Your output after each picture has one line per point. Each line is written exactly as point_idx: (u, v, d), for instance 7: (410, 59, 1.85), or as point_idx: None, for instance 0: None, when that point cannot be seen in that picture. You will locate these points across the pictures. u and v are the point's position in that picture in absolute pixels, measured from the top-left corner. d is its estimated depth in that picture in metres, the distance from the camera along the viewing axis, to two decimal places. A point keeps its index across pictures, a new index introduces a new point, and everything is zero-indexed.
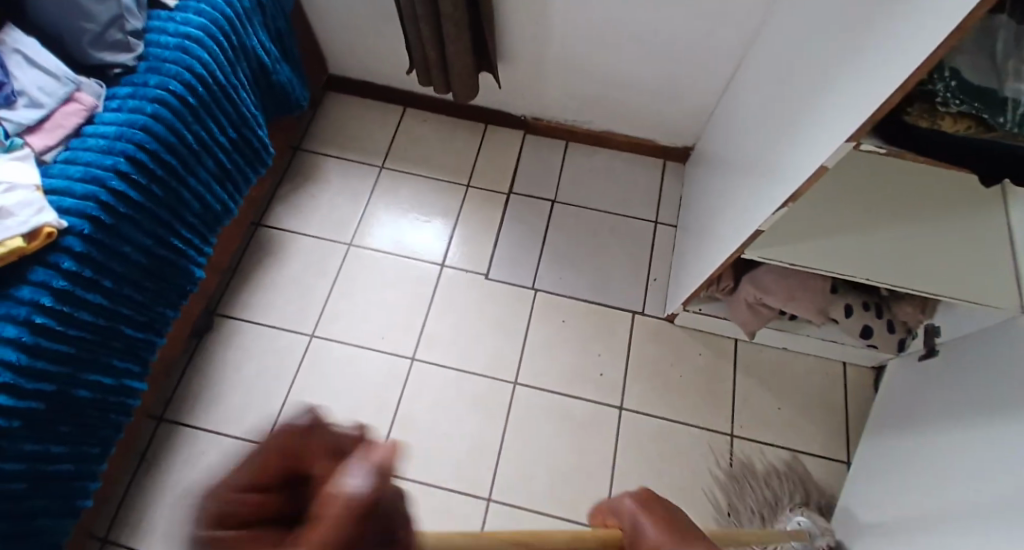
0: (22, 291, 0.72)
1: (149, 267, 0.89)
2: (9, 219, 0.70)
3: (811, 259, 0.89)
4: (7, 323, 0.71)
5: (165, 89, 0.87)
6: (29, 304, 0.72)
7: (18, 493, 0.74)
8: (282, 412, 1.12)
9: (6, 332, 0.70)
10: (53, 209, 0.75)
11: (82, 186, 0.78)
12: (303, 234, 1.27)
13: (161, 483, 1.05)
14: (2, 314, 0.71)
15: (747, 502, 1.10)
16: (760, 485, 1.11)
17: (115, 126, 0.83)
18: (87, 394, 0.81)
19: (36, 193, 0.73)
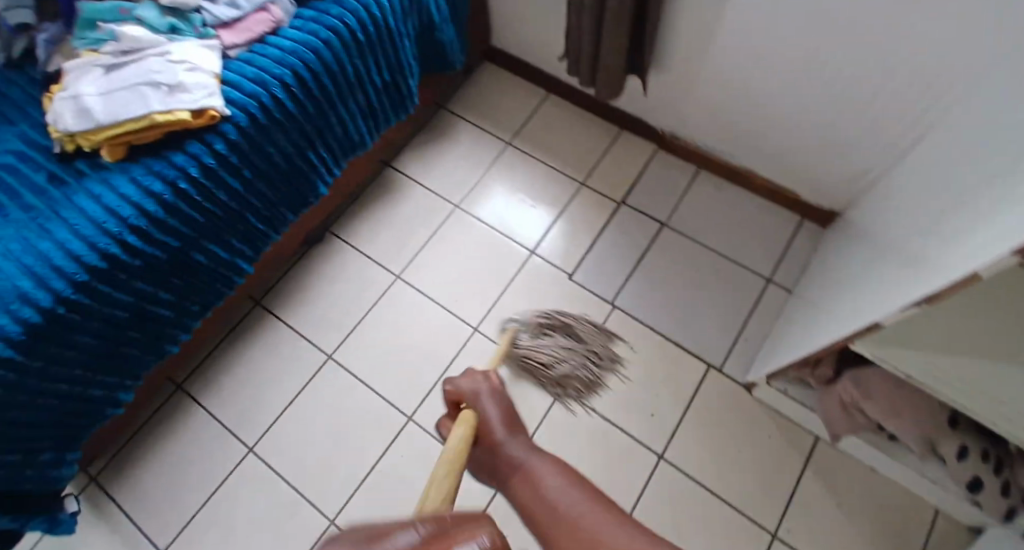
0: (176, 157, 0.86)
1: (282, 173, 1.00)
2: (184, 94, 0.84)
3: (937, 377, 0.74)
4: (157, 179, 0.84)
5: (342, 21, 0.97)
6: (178, 169, 0.86)
7: (123, 321, 0.88)
8: (350, 333, 1.22)
9: (153, 187, 0.84)
10: (221, 97, 0.87)
11: (250, 85, 0.90)
12: (421, 184, 1.36)
13: (237, 356, 1.21)
14: (156, 171, 0.85)
15: (566, 362, 1.11)
16: (563, 359, 1.11)
17: (292, 42, 0.94)
18: (202, 259, 0.94)
19: (211, 79, 0.87)
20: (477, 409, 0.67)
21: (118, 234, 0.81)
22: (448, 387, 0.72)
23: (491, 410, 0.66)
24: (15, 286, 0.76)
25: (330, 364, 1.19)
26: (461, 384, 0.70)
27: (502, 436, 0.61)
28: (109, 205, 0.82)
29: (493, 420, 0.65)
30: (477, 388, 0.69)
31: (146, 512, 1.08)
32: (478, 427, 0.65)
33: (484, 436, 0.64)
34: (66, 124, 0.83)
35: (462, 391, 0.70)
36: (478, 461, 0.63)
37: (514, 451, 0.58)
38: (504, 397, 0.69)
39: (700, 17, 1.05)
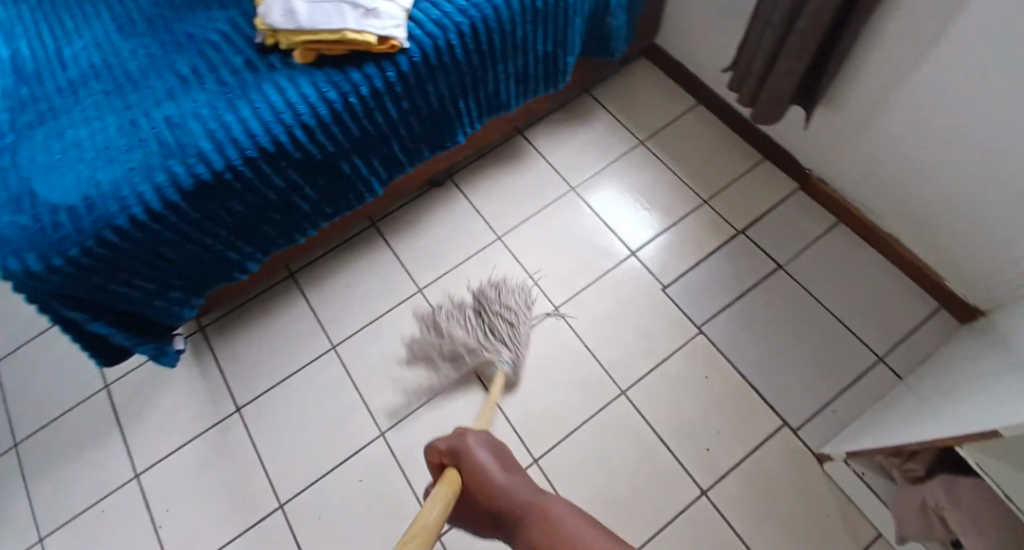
0: (354, 74, 0.94)
1: (434, 112, 1.06)
2: (375, 20, 0.91)
3: None
4: (333, 88, 0.93)
5: None
6: (353, 85, 0.94)
7: (271, 203, 0.99)
8: (443, 276, 1.31)
9: (329, 94, 0.93)
10: (404, 31, 0.94)
11: (431, 26, 0.96)
12: (544, 158, 1.40)
13: (345, 266, 1.34)
14: (334, 81, 0.93)
15: (504, 326, 1.23)
16: (502, 324, 1.23)
17: None
18: (347, 169, 1.04)
19: (401, 12, 0.93)
20: (462, 460, 0.65)
21: (291, 126, 0.91)
22: (429, 450, 0.69)
23: (478, 457, 0.64)
24: (202, 147, 0.88)
25: (419, 297, 1.29)
26: (443, 441, 0.68)
27: (496, 477, 0.62)
28: (290, 99, 0.91)
29: (479, 467, 0.63)
30: (453, 439, 0.68)
31: (237, 371, 1.21)
32: (463, 483, 0.63)
33: (479, 488, 0.62)
34: (273, 19, 0.92)
35: (440, 450, 0.67)
36: (474, 510, 0.63)
37: (511, 494, 0.58)
38: (488, 436, 0.68)
39: (890, 64, 0.97)
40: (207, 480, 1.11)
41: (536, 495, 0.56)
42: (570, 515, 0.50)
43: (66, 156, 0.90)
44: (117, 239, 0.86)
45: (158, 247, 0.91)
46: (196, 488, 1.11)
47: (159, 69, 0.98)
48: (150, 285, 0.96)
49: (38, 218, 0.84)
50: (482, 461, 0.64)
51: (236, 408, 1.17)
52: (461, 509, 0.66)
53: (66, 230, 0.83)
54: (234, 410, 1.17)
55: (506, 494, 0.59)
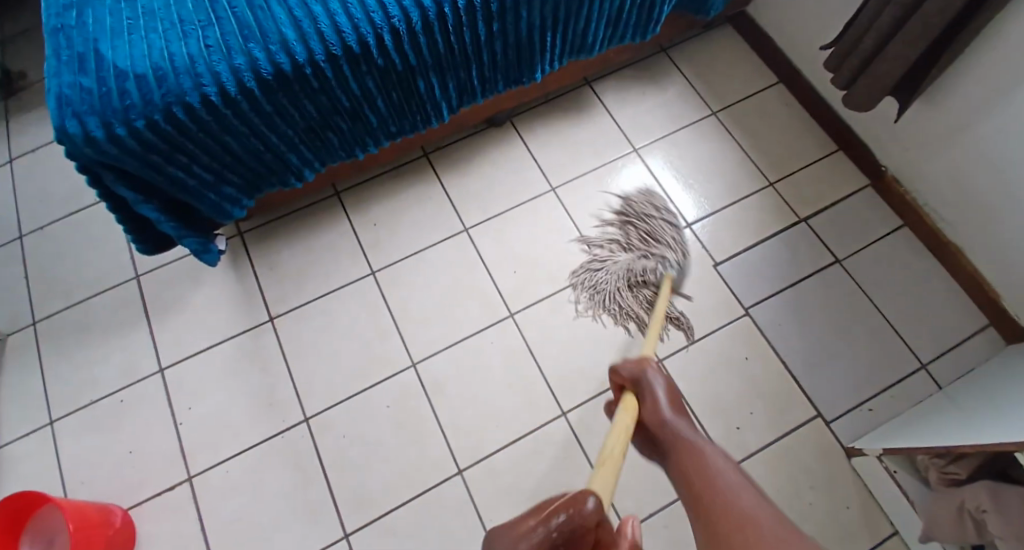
0: None
1: (520, 42, 1.00)
2: None
3: None
4: None
5: None
6: None
7: (342, 109, 0.94)
8: (491, 219, 1.28)
9: (423, 0, 0.84)
10: None
11: None
12: (611, 115, 1.35)
13: (393, 193, 1.30)
14: None
15: (632, 262, 1.14)
16: (630, 275, 1.14)
17: None
18: (422, 86, 0.98)
19: None
20: (643, 396, 0.65)
21: (379, 28, 0.84)
22: (613, 371, 0.70)
23: (657, 394, 0.65)
24: (284, 34, 0.81)
25: (464, 236, 1.26)
26: (626, 366, 0.69)
27: (667, 415, 0.62)
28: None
29: (661, 402, 0.64)
30: (629, 372, 0.68)
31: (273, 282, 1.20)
32: (641, 413, 0.65)
33: (647, 422, 0.64)
34: None
35: (620, 374, 0.68)
36: (649, 441, 0.65)
37: (682, 436, 0.59)
38: (667, 380, 0.67)
39: (1002, 66, 0.92)
40: (236, 382, 1.12)
41: (700, 440, 0.57)
42: (727, 468, 0.51)
43: (141, 22, 0.84)
44: (183, 117, 0.80)
45: (222, 135, 0.86)
46: (223, 387, 1.12)
47: None
48: (208, 175, 0.91)
49: (105, 83, 0.78)
50: (660, 401, 0.64)
51: (269, 317, 1.17)
52: (635, 436, 0.68)
53: (132, 99, 0.77)
54: (267, 319, 1.17)
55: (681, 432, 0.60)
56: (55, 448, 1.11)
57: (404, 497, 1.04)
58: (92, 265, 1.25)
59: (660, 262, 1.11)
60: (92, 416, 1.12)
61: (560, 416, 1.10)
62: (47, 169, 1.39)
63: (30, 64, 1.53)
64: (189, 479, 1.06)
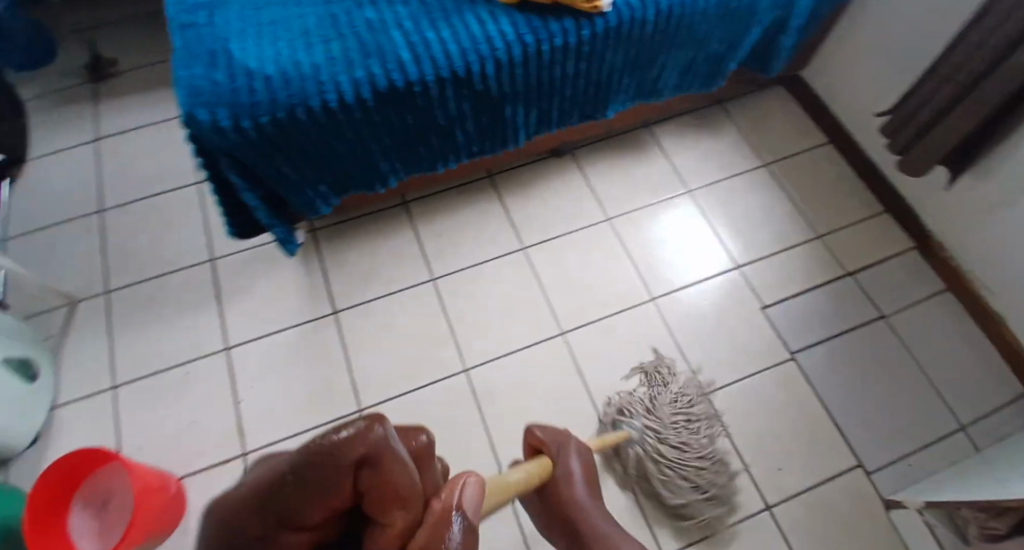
0: (554, 25, 0.94)
1: (601, 82, 1.08)
2: None
3: None
4: (531, 33, 0.93)
5: None
6: (550, 34, 0.94)
7: (436, 127, 1.01)
8: (548, 242, 1.34)
9: (527, 38, 0.93)
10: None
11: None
12: (668, 157, 1.43)
13: (457, 209, 1.38)
14: (533, 26, 0.93)
15: (682, 463, 1.04)
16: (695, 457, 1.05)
17: None
18: (508, 113, 1.05)
19: None
20: (559, 465, 0.74)
21: (484, 58, 0.92)
22: (533, 429, 0.79)
23: (570, 466, 0.74)
24: (401, 56, 0.89)
25: (521, 256, 1.32)
26: (547, 432, 0.78)
27: (580, 493, 0.72)
28: (490, 33, 0.92)
29: (571, 477, 0.73)
30: (553, 440, 0.77)
31: (339, 280, 1.29)
32: (553, 472, 0.74)
33: (559, 487, 0.73)
34: None
35: (539, 437, 0.78)
36: (551, 505, 0.74)
37: (599, 526, 0.69)
38: (584, 452, 0.78)
39: None
40: (295, 370, 1.19)
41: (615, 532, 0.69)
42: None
43: (269, 30, 0.93)
44: (302, 118, 0.88)
45: (329, 139, 0.94)
46: (283, 372, 1.18)
47: None
48: (307, 172, 0.99)
49: (234, 80, 0.86)
50: (576, 478, 0.73)
51: (332, 311, 1.25)
52: (538, 498, 0.78)
53: (260, 97, 0.85)
54: (330, 312, 1.25)
55: (588, 516, 0.70)
56: (114, 414, 1.16)
57: None
58: (167, 246, 1.33)
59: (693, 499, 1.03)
60: (155, 387, 1.18)
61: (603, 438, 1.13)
62: (128, 151, 1.47)
63: (120, 53, 1.63)
64: (244, 456, 1.11)
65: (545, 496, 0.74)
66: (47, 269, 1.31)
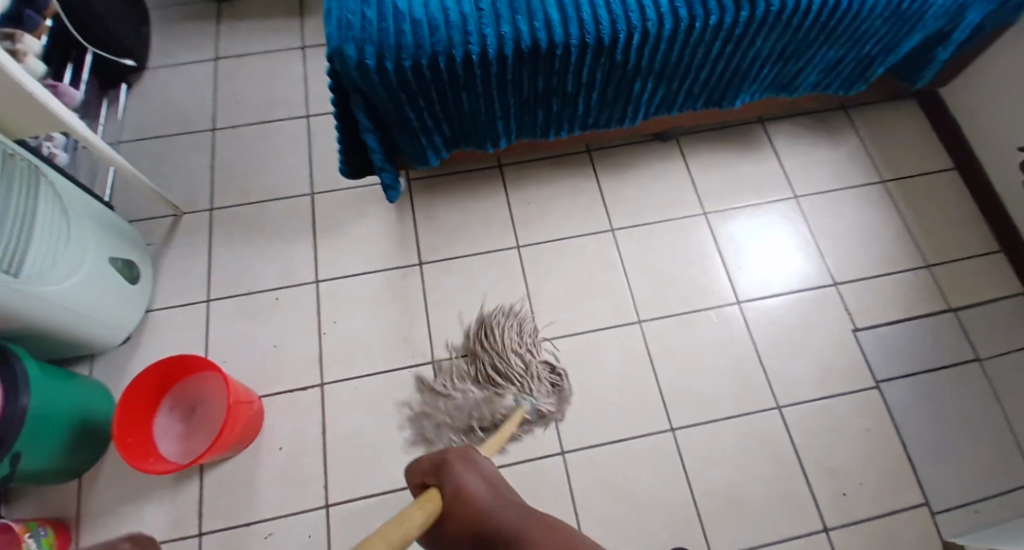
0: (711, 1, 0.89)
1: (738, 69, 1.03)
2: None
3: None
4: (685, 8, 0.89)
5: None
6: (704, 11, 0.89)
7: (563, 92, 0.99)
8: (639, 226, 1.30)
9: (681, 11, 0.89)
10: None
11: None
12: (778, 158, 1.37)
13: (552, 178, 1.36)
14: (689, 1, 0.89)
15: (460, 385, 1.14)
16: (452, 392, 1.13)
17: None
18: (637, 88, 1.02)
19: None
20: (449, 487, 0.58)
21: (633, 28, 0.88)
22: (411, 469, 0.64)
23: (466, 479, 0.59)
24: (549, 14, 0.87)
25: (609, 236, 1.30)
26: (427, 458, 0.63)
27: (485, 499, 0.56)
28: (643, 2, 0.88)
29: (468, 494, 0.57)
30: (436, 464, 0.62)
31: (429, 233, 1.30)
32: (445, 500, 0.58)
33: (464, 508, 0.56)
34: None
35: (423, 467, 0.62)
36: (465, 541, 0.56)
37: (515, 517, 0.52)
38: (477, 463, 0.62)
39: None
40: (379, 314, 1.22)
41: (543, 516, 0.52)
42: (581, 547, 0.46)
43: None
44: (442, 66, 0.88)
45: (461, 89, 0.93)
46: (368, 313, 1.22)
47: None
48: (429, 120, 0.99)
49: (383, 19, 0.86)
50: (472, 491, 0.57)
51: (419, 262, 1.27)
52: (447, 545, 0.58)
53: (407, 40, 0.84)
54: (416, 263, 1.27)
55: (498, 517, 0.54)
56: (206, 325, 1.22)
57: (502, 462, 1.09)
58: (270, 175, 1.37)
59: (515, 402, 1.12)
60: (246, 307, 1.23)
61: (669, 432, 1.12)
62: (243, 76, 1.51)
63: None
64: (321, 386, 1.16)
65: (461, 536, 0.56)
66: (158, 179, 1.37)
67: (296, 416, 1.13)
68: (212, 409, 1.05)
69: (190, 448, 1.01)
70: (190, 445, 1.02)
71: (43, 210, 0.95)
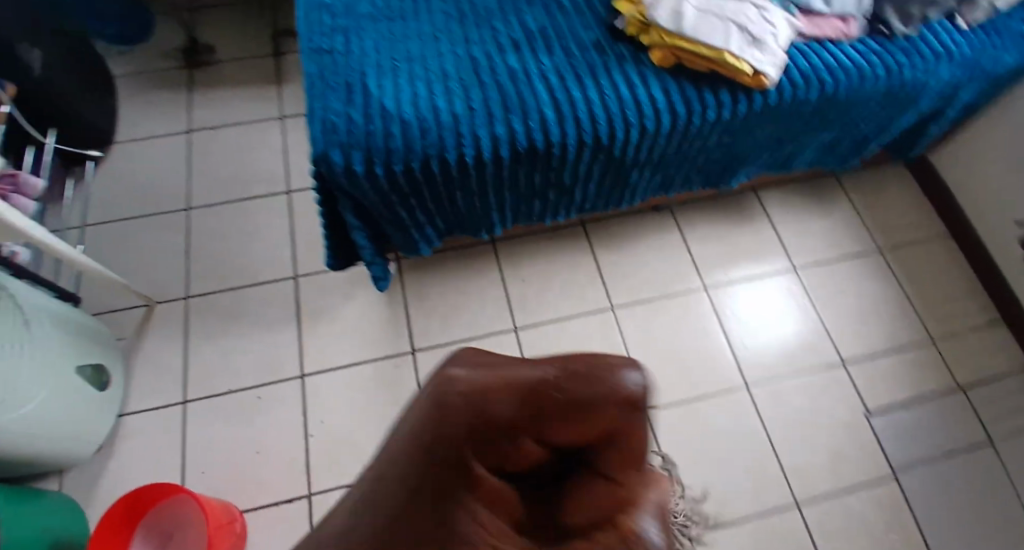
0: (710, 96, 0.86)
1: (737, 155, 1.01)
2: (759, 51, 0.84)
3: None
4: (683, 103, 0.86)
5: (902, 72, 0.91)
6: (703, 106, 0.86)
7: (560, 184, 0.95)
8: (639, 303, 1.26)
9: (679, 107, 0.86)
10: (778, 73, 0.86)
11: (800, 74, 0.88)
12: (774, 226, 1.34)
13: (546, 255, 1.31)
14: (687, 96, 0.86)
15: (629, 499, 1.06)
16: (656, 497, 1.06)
17: (851, 61, 0.91)
18: (634, 177, 0.98)
19: (781, 53, 0.85)
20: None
21: (630, 125, 0.85)
22: None
23: None
24: (544, 114, 0.83)
25: (608, 316, 1.25)
26: None
27: None
28: (639, 98, 0.85)
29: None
30: None
31: (420, 318, 1.24)
32: None
33: None
34: (657, 13, 0.85)
35: None
36: None
37: None
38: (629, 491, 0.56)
39: None
40: (371, 410, 1.15)
41: None
42: None
43: (405, 65, 0.86)
44: (434, 168, 0.82)
45: (453, 188, 0.88)
46: (359, 410, 1.15)
47: (507, 14, 0.94)
48: (420, 217, 0.94)
49: (370, 121, 0.80)
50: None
51: (410, 349, 1.21)
52: None
53: (397, 144, 0.79)
54: (408, 350, 1.21)
55: None
56: (184, 429, 1.13)
57: None
58: (251, 258, 1.30)
59: None
60: (227, 407, 1.15)
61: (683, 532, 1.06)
62: (219, 149, 1.44)
63: (218, 41, 1.60)
64: (309, 496, 1.08)
65: None
66: (131, 266, 1.29)
67: (285, 532, 1.05)
68: (188, 536, 0.96)
69: None
70: None
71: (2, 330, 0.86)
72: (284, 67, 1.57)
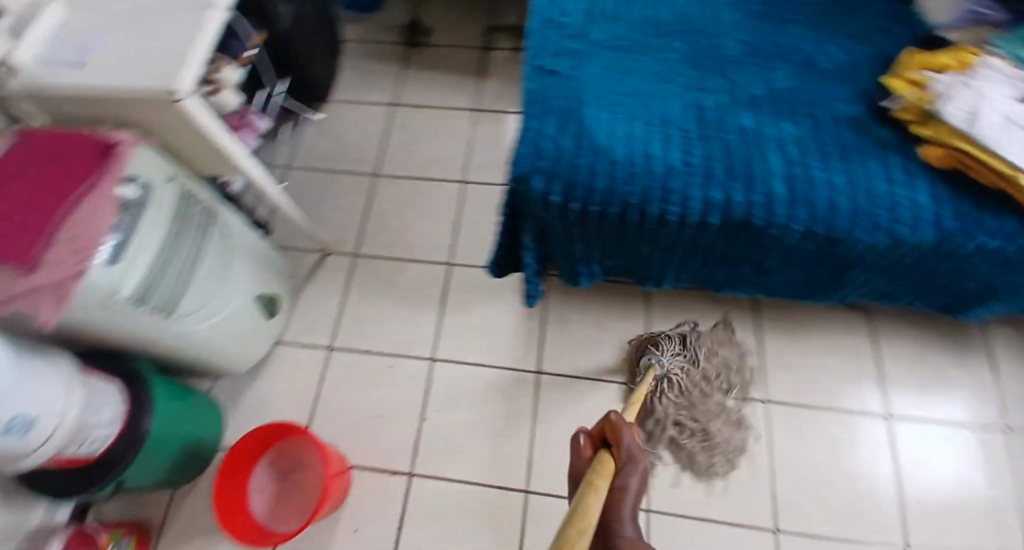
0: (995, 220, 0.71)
1: (993, 287, 0.82)
2: None
3: None
4: (954, 218, 0.71)
5: None
6: (979, 230, 0.71)
7: (760, 263, 0.84)
8: (797, 409, 1.10)
9: (947, 222, 0.71)
10: None
11: None
12: (994, 370, 1.11)
13: (707, 325, 1.19)
14: (962, 212, 0.71)
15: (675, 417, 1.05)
16: (701, 414, 1.06)
17: None
18: (851, 279, 0.84)
19: None
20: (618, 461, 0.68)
21: (874, 227, 0.72)
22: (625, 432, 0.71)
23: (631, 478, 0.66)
24: (773, 190, 0.73)
25: (758, 411, 1.11)
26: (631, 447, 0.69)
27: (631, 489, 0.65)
28: (895, 199, 0.72)
29: (619, 493, 0.65)
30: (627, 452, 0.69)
31: (556, 342, 1.21)
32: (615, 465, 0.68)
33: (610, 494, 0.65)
34: (947, 107, 0.70)
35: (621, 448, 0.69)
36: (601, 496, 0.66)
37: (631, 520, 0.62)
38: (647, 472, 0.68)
39: None
40: (484, 416, 1.15)
41: None
42: None
43: (629, 100, 0.81)
44: (632, 217, 0.77)
45: (642, 238, 0.82)
46: (472, 412, 1.15)
47: (754, 66, 0.84)
48: (598, 253, 0.89)
49: (580, 152, 0.76)
50: (624, 493, 0.65)
51: (536, 370, 1.18)
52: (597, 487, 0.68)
53: (602, 184, 0.74)
54: (534, 371, 1.18)
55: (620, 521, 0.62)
56: (320, 374, 1.23)
57: None
58: (416, 234, 1.36)
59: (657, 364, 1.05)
60: (359, 368, 1.22)
61: None
62: (415, 125, 1.52)
63: (441, 22, 1.67)
64: (409, 476, 1.11)
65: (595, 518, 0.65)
66: (319, 212, 1.42)
67: (381, 500, 1.10)
68: (305, 477, 1.05)
69: (280, 517, 1.02)
70: (282, 508, 1.03)
71: (209, 250, 0.97)
72: (493, 58, 1.61)
